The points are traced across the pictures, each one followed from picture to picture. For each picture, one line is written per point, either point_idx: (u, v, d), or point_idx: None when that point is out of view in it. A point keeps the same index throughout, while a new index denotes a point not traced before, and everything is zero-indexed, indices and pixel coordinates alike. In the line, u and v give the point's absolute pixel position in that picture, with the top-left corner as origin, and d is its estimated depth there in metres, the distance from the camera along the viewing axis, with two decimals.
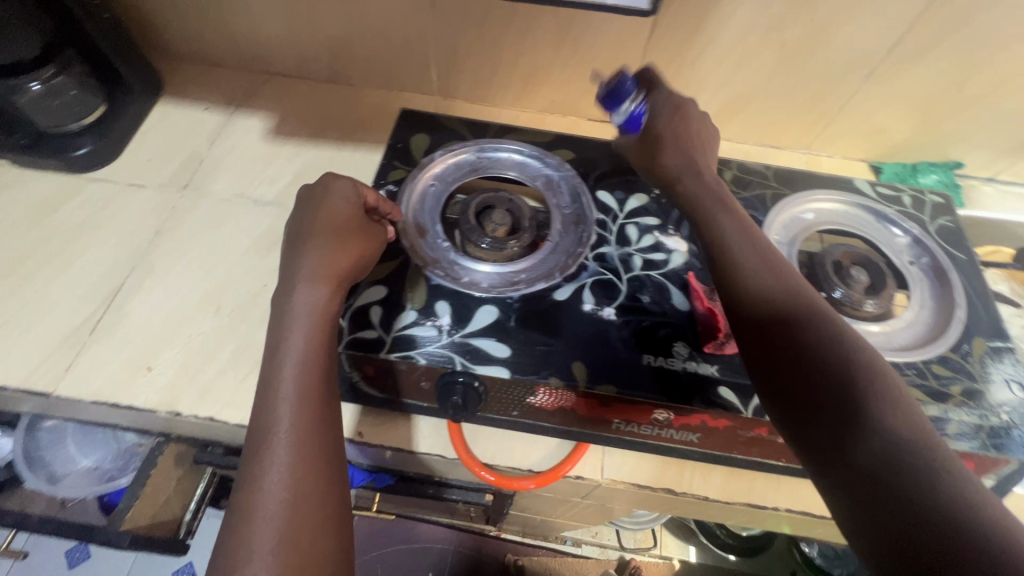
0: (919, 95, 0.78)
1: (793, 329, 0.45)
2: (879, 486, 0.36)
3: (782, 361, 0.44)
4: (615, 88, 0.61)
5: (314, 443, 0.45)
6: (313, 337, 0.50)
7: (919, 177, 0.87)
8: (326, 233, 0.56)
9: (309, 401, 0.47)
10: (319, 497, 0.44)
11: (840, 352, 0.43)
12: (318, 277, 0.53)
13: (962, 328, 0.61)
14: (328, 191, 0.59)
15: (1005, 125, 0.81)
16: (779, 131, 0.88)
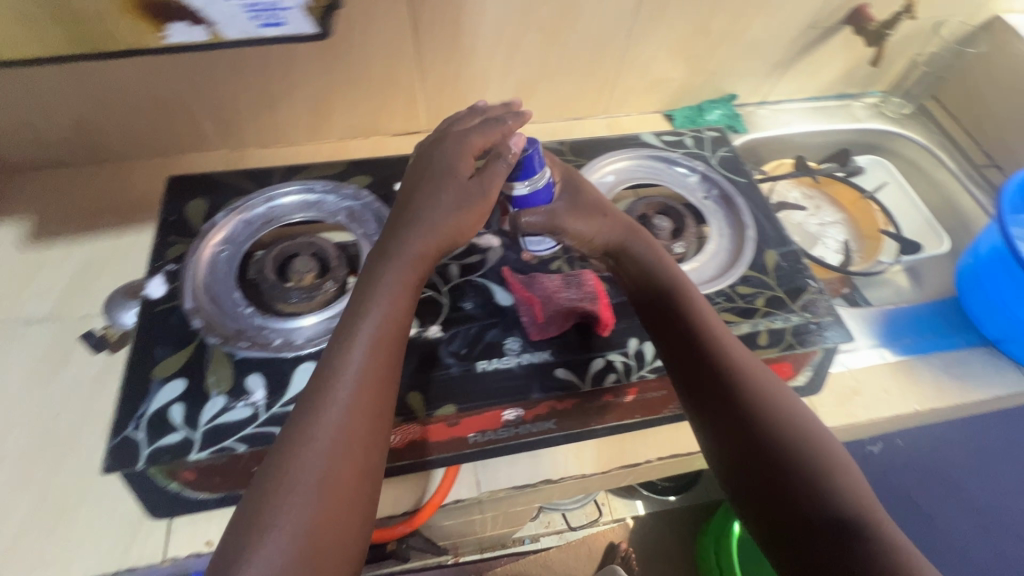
0: (677, 44, 0.85)
1: (749, 394, 0.50)
2: (828, 531, 0.43)
3: (733, 422, 0.49)
4: (528, 155, 0.57)
5: (370, 417, 0.46)
6: (390, 311, 0.51)
7: (706, 115, 0.96)
8: (442, 190, 0.58)
9: (369, 377, 0.47)
10: (360, 473, 0.44)
11: (788, 416, 0.49)
12: (429, 237, 0.56)
13: (754, 246, 0.67)
14: (448, 139, 0.61)
15: (755, 54, 0.90)
16: (574, 104, 0.91)
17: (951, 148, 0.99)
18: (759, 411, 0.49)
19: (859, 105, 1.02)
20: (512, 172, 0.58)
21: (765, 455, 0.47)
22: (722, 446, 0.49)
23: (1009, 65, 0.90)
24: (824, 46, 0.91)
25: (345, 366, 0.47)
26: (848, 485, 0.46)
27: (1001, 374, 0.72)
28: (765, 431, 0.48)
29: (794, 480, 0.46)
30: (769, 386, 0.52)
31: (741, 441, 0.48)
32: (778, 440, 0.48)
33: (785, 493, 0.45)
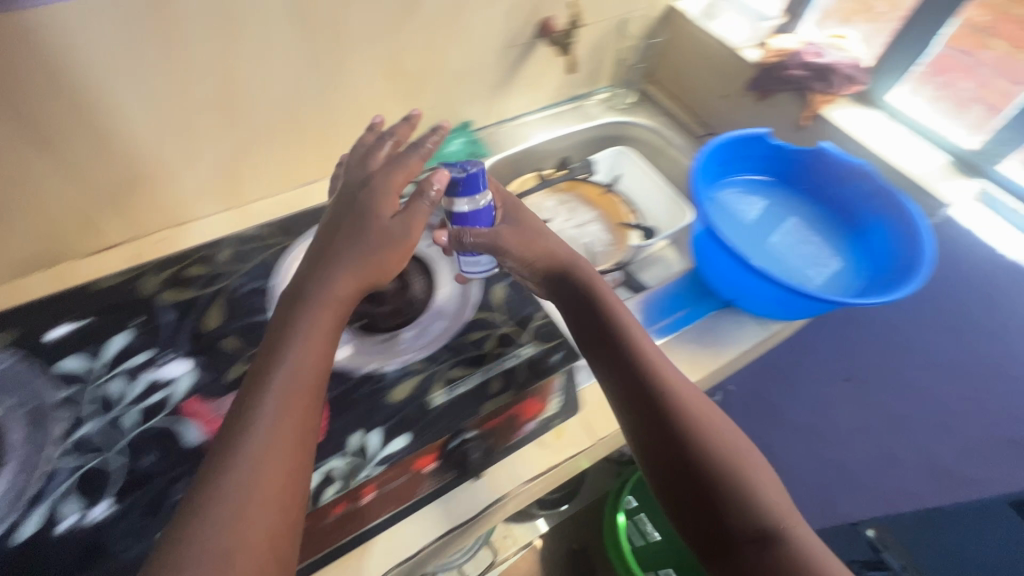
0: (381, 89, 0.82)
1: (678, 409, 0.53)
2: (750, 541, 0.47)
3: (668, 442, 0.52)
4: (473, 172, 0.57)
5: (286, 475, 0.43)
6: (304, 362, 0.49)
7: (447, 147, 0.95)
8: (354, 237, 0.56)
9: (280, 436, 0.44)
10: (281, 532, 0.41)
11: (718, 433, 0.52)
12: (349, 280, 0.54)
13: (480, 286, 0.66)
14: (372, 179, 0.59)
15: (468, 81, 0.90)
16: (300, 170, 0.85)
17: (675, 124, 1.08)
18: (694, 427, 0.52)
19: (590, 103, 1.09)
20: (461, 192, 0.57)
21: (693, 474, 0.50)
22: (656, 464, 0.52)
23: (693, 45, 1.00)
24: (531, 60, 0.93)
25: (242, 430, 0.44)
26: (772, 498, 0.49)
27: (743, 328, 0.78)
28: (699, 445, 0.51)
29: (720, 495, 0.49)
30: (700, 399, 0.54)
31: (674, 461, 0.51)
32: (705, 455, 0.51)
33: (713, 507, 0.49)
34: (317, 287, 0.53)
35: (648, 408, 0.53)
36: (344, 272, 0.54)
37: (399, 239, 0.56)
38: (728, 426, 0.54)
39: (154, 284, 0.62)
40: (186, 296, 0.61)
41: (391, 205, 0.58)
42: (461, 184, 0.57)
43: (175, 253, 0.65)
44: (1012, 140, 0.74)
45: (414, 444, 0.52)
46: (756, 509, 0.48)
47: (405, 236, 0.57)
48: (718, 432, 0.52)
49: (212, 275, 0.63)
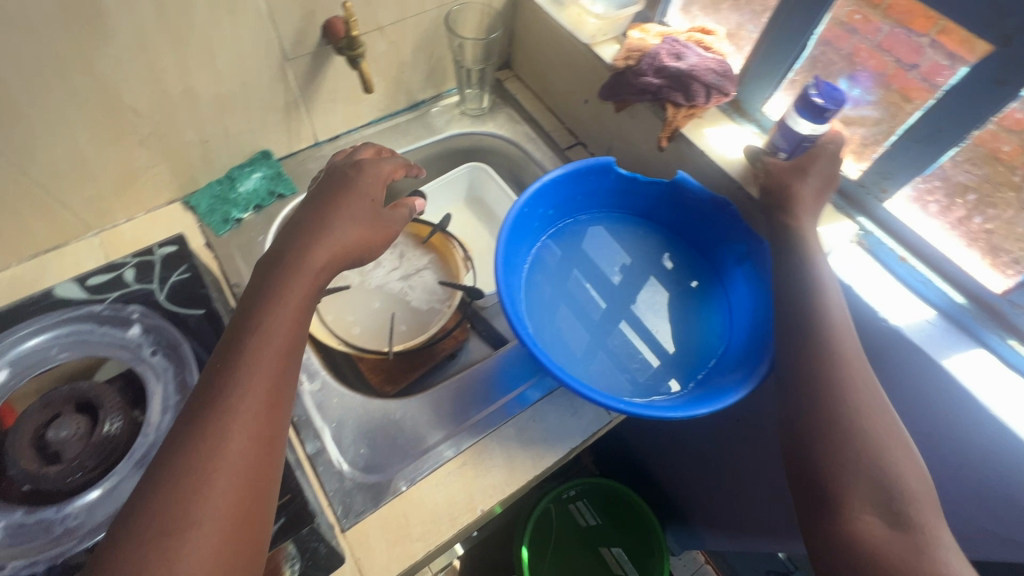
0: (102, 135, 0.63)
1: (831, 357, 0.51)
2: (880, 521, 0.43)
3: (804, 389, 0.50)
4: (832, 93, 0.56)
5: (256, 439, 0.43)
6: (291, 317, 0.48)
7: (239, 186, 0.77)
8: (348, 203, 0.56)
9: (263, 373, 0.45)
10: (236, 508, 0.41)
11: (879, 412, 0.48)
12: (331, 242, 0.53)
13: None
14: (365, 164, 0.61)
15: (242, 106, 0.70)
16: (24, 240, 0.67)
17: (534, 133, 0.90)
18: (838, 382, 0.49)
19: (435, 110, 0.90)
20: (801, 108, 0.58)
21: (829, 432, 0.47)
22: (789, 410, 0.51)
23: (546, 38, 0.81)
24: (330, 72, 0.74)
25: (274, 335, 0.47)
26: (909, 484, 0.44)
27: (578, 415, 0.65)
28: (846, 399, 0.48)
29: (837, 455, 0.46)
30: (859, 361, 0.50)
31: (806, 410, 0.49)
32: (843, 408, 0.48)
33: (830, 468, 0.46)
34: (303, 244, 0.52)
35: (802, 349, 0.52)
36: (345, 225, 0.55)
37: (370, 220, 0.57)
38: (881, 394, 0.49)
39: None
40: None
41: (371, 178, 0.60)
42: (812, 99, 0.57)
43: None
44: (894, 173, 0.59)
45: None
46: (892, 486, 0.44)
47: (361, 233, 0.55)
48: (875, 417, 0.48)
49: None
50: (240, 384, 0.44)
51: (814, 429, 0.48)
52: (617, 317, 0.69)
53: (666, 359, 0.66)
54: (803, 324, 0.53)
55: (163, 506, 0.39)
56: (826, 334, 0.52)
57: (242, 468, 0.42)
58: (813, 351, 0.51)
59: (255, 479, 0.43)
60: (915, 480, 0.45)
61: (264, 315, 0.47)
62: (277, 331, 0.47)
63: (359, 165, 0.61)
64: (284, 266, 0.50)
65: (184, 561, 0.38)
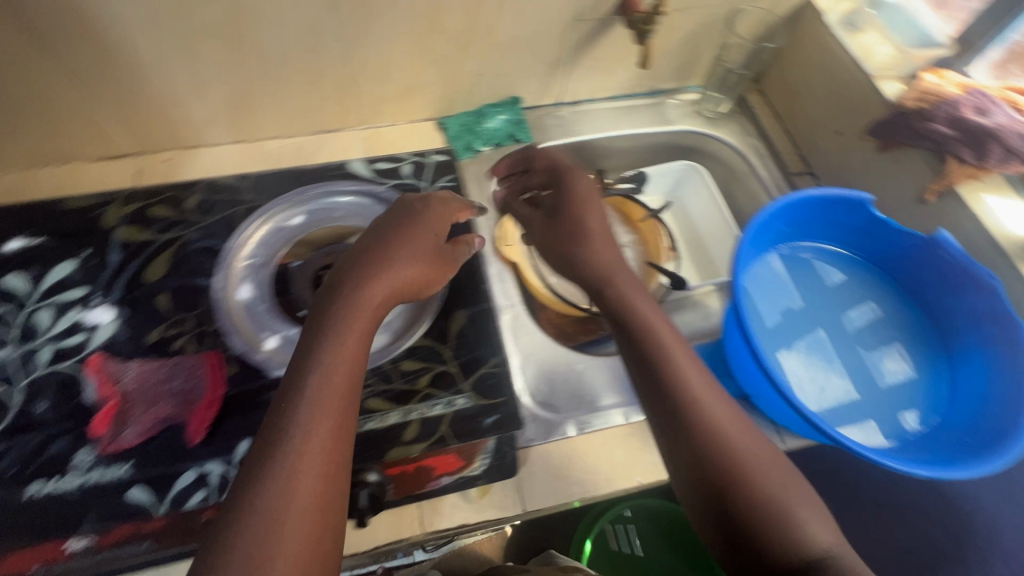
0: (412, 46, 0.71)
1: (701, 417, 0.49)
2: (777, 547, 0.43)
3: (697, 455, 0.47)
4: None
5: (326, 474, 0.40)
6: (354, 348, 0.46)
7: (486, 122, 0.84)
8: (412, 244, 0.53)
9: (328, 404, 0.42)
10: (314, 546, 0.38)
11: (750, 451, 0.48)
12: (386, 281, 0.50)
13: (441, 307, 0.57)
14: (432, 204, 0.58)
15: (521, 52, 0.77)
16: (316, 116, 0.78)
17: (765, 150, 0.88)
18: (713, 437, 0.48)
19: (671, 103, 0.91)
20: None
21: (730, 491, 0.46)
22: (684, 477, 0.48)
23: (819, 59, 0.79)
24: (604, 41, 0.78)
25: (338, 366, 0.44)
26: (810, 526, 0.44)
27: None
28: (731, 454, 0.47)
29: (742, 514, 0.45)
30: (725, 407, 0.50)
31: (705, 475, 0.47)
32: (724, 448, 0.47)
33: (745, 528, 0.45)
34: (364, 282, 0.49)
35: (670, 420, 0.49)
36: (407, 261, 0.52)
37: (435, 259, 0.55)
38: (745, 425, 0.50)
39: (115, 217, 0.59)
40: (139, 239, 0.58)
41: (433, 215, 0.57)
42: None
43: (150, 187, 0.62)
44: None
45: None
46: (795, 532, 0.44)
47: (421, 274, 0.53)
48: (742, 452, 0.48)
49: (170, 221, 0.59)
50: (306, 414, 0.42)
51: (715, 492, 0.46)
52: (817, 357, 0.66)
53: (852, 420, 0.62)
54: (666, 389, 0.50)
55: (241, 541, 0.37)
56: (692, 401, 0.49)
57: (313, 504, 0.39)
58: (684, 421, 0.49)
59: (328, 514, 0.40)
60: (812, 518, 0.45)
61: (324, 350, 0.45)
62: (343, 360, 0.45)
63: (428, 203, 0.58)
64: (348, 297, 0.48)
65: None
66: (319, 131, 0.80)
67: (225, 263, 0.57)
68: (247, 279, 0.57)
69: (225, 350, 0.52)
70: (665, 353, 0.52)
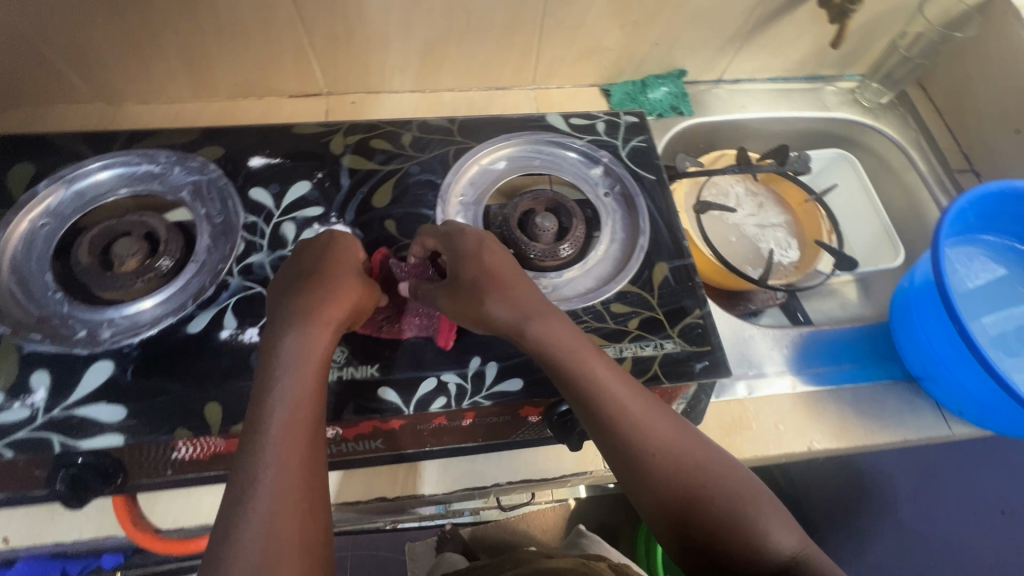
0: (606, 8, 0.73)
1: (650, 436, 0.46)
2: None
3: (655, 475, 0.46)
4: None
5: (305, 479, 0.40)
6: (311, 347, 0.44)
7: (649, 93, 0.86)
8: (330, 273, 0.49)
9: (298, 414, 0.42)
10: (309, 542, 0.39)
11: (717, 484, 0.45)
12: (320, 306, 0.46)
13: (643, 258, 0.59)
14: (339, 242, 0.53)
15: (704, 24, 0.78)
16: (493, 72, 0.81)
17: (926, 144, 0.87)
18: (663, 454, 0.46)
19: (829, 89, 0.91)
20: None
21: (687, 509, 0.44)
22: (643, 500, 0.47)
23: (1005, 54, 0.78)
24: (788, 19, 0.78)
25: (303, 375, 0.43)
26: (773, 533, 0.43)
27: (916, 413, 0.65)
28: (682, 473, 0.45)
29: (701, 529, 0.44)
30: (667, 421, 0.48)
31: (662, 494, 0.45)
32: (688, 484, 0.45)
33: (710, 545, 0.43)
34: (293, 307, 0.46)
35: (609, 441, 0.46)
36: (345, 286, 0.48)
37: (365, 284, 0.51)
38: (706, 459, 0.47)
39: (341, 145, 0.63)
40: (364, 168, 0.62)
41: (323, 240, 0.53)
42: None
43: (365, 121, 0.66)
44: None
45: (526, 392, 0.51)
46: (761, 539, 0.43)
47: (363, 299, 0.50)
48: (711, 485, 0.45)
49: (390, 154, 0.63)
50: (276, 425, 0.41)
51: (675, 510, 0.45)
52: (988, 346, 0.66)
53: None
54: (596, 416, 0.46)
55: (242, 552, 0.36)
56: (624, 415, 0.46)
57: (300, 503, 0.39)
58: (626, 445, 0.46)
59: (316, 511, 0.40)
60: (774, 521, 0.44)
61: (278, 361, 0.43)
62: (309, 371, 0.43)
63: (332, 239, 0.53)
64: (293, 328, 0.45)
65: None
66: (491, 86, 0.83)
67: (444, 196, 0.61)
68: (461, 213, 0.61)
69: None
70: (604, 386, 0.46)
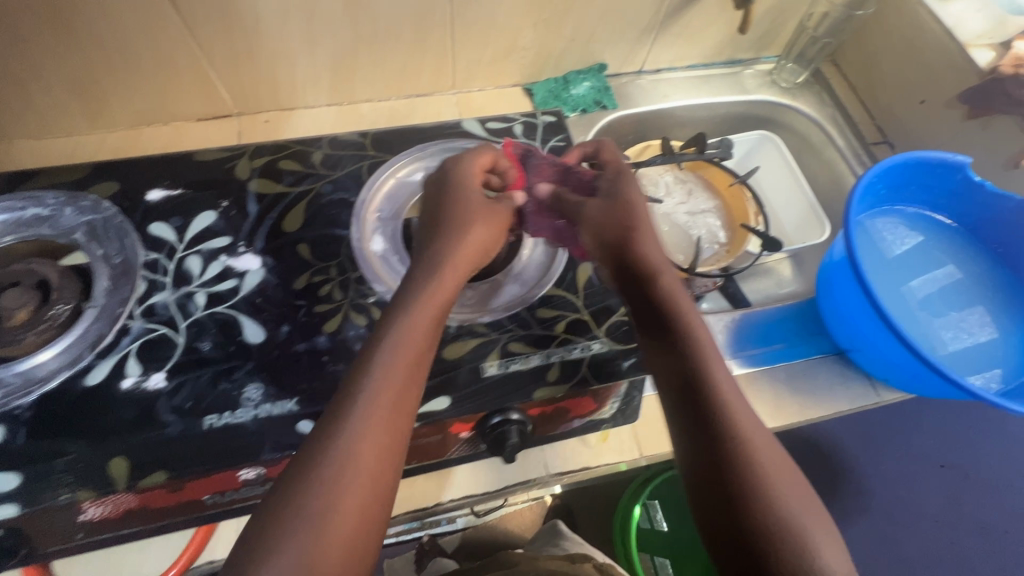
0: (515, 6, 0.72)
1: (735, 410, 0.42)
2: None
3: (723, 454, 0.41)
4: None
5: (388, 432, 0.42)
6: (433, 294, 0.48)
7: (572, 89, 0.85)
8: (469, 209, 0.54)
9: (397, 369, 0.44)
10: (366, 507, 0.39)
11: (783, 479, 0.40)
12: (453, 249, 0.51)
13: (566, 259, 0.59)
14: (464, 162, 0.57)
15: (616, 17, 0.78)
16: (411, 79, 0.79)
17: (842, 120, 0.90)
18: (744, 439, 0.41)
19: (748, 72, 0.92)
20: None
21: (746, 508, 0.39)
22: (697, 490, 0.41)
23: (905, 28, 0.80)
24: (697, 7, 0.79)
25: (410, 340, 0.45)
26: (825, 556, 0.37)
27: (846, 385, 0.67)
28: (749, 462, 0.40)
29: (751, 529, 0.38)
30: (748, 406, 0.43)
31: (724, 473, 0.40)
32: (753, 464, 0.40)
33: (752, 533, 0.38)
34: (454, 237, 0.52)
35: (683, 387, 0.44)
36: (473, 225, 0.53)
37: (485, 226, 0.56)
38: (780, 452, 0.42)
39: (247, 170, 0.60)
40: (273, 191, 0.59)
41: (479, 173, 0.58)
42: None
43: (273, 142, 0.64)
44: None
45: (454, 409, 0.50)
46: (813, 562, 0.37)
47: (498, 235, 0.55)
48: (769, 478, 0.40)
49: (299, 174, 0.61)
50: (381, 372, 0.43)
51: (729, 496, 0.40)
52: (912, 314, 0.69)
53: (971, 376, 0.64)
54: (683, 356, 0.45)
55: (302, 510, 0.38)
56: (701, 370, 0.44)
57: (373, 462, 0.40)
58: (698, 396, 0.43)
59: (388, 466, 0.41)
60: (834, 553, 0.38)
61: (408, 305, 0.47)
62: (421, 327, 0.46)
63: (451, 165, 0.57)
64: (424, 275, 0.49)
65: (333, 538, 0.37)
66: (411, 93, 0.81)
67: (358, 215, 0.59)
68: (378, 230, 0.59)
69: (368, 296, 0.54)
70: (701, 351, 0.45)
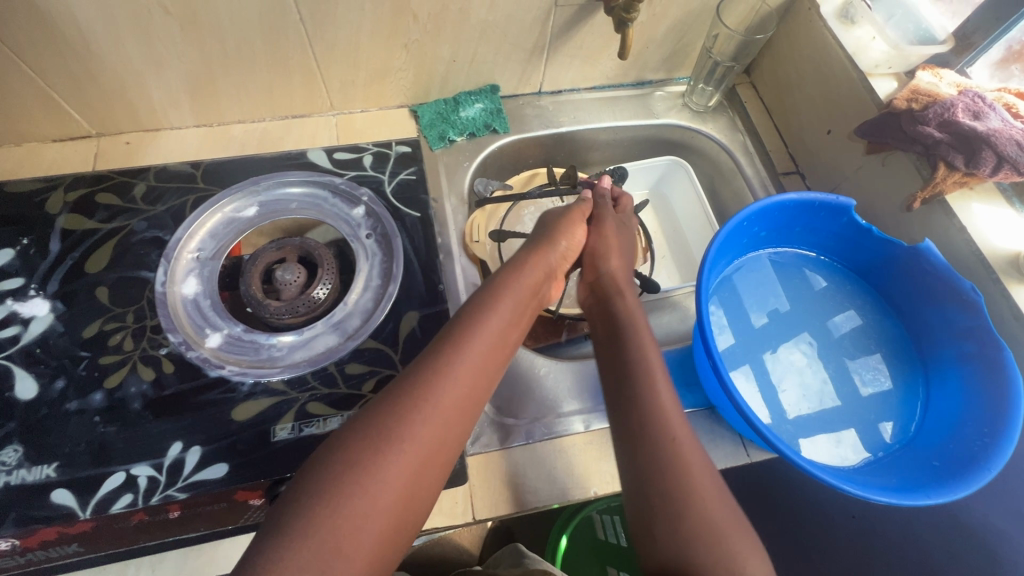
0: (378, 29, 0.67)
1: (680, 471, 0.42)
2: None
3: (659, 500, 0.41)
4: None
5: (442, 437, 0.41)
6: (513, 309, 0.50)
7: (462, 111, 0.80)
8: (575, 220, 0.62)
9: (465, 374, 0.44)
10: (407, 500, 0.38)
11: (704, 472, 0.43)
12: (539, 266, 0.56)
13: (391, 308, 0.55)
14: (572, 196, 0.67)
15: (496, 38, 0.73)
16: (282, 99, 0.75)
17: (753, 147, 0.84)
18: (689, 496, 0.41)
19: (658, 95, 0.87)
20: None
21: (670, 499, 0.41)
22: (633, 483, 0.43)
23: (811, 55, 0.75)
24: (586, 29, 0.74)
25: (485, 344, 0.46)
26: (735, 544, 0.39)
27: (715, 444, 0.60)
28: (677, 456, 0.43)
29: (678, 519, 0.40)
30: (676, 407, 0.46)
31: (655, 520, 0.40)
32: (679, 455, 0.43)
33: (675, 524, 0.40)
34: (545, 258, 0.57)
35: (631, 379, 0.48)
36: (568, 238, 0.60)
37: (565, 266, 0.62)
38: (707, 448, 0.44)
39: (59, 204, 0.57)
40: (83, 228, 0.55)
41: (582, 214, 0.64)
42: None
43: (98, 172, 0.60)
44: None
45: (229, 478, 0.45)
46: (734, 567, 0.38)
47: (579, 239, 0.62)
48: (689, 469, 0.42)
49: (115, 209, 0.57)
50: (451, 368, 0.44)
51: (670, 544, 0.39)
52: (816, 364, 0.63)
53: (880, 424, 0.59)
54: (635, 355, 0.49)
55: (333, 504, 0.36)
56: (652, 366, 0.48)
57: (422, 459, 0.40)
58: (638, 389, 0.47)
59: (426, 487, 0.40)
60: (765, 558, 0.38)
61: (486, 319, 0.48)
62: (490, 337, 0.47)
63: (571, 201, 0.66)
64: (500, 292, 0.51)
65: (364, 533, 0.36)
66: (285, 114, 0.77)
67: (170, 256, 0.55)
68: (193, 272, 0.55)
69: (162, 346, 0.50)
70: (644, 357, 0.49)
